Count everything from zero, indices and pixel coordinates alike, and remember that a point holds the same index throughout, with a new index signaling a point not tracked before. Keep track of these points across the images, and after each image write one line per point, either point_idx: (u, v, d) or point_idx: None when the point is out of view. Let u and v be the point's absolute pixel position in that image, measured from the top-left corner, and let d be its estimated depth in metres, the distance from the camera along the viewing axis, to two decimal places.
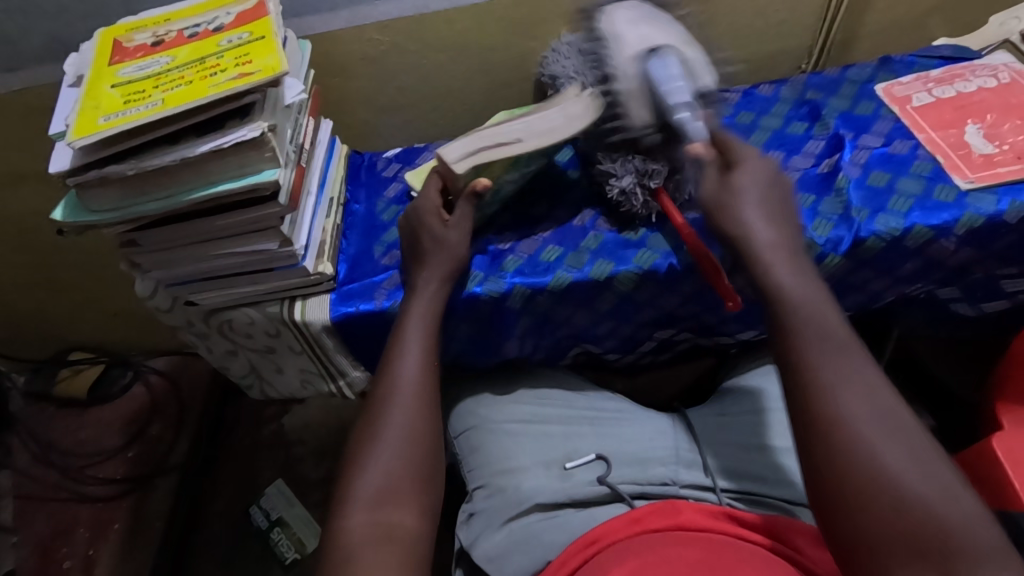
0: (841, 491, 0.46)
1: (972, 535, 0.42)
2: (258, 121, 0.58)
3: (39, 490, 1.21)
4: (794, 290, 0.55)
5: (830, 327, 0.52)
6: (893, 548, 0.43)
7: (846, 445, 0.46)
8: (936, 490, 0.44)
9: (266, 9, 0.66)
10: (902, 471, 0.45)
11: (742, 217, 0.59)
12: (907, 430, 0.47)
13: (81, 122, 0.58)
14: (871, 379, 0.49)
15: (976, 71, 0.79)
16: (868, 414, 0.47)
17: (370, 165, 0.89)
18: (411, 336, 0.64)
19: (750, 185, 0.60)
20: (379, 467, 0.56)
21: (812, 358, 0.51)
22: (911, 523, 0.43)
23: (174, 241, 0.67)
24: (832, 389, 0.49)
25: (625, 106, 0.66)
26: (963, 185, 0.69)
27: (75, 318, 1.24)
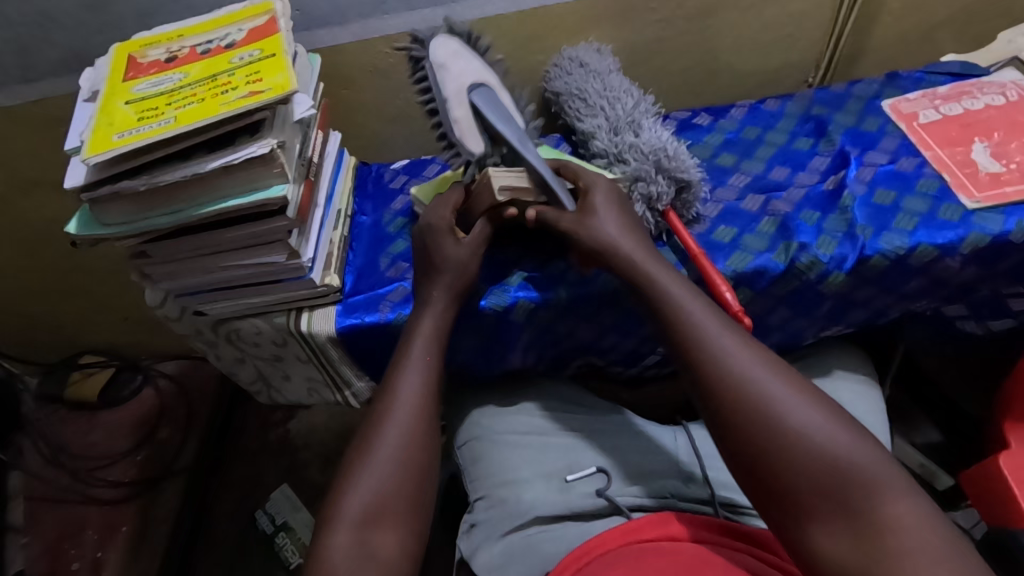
0: (754, 457, 0.51)
1: (854, 450, 0.48)
2: (268, 138, 0.59)
3: (48, 492, 1.22)
4: (673, 282, 0.61)
5: (698, 308, 0.59)
6: (807, 486, 0.48)
7: (737, 411, 0.52)
8: (834, 433, 0.49)
9: (276, 26, 0.68)
10: (801, 424, 0.50)
11: (601, 231, 0.65)
12: (783, 378, 0.53)
13: (95, 138, 0.59)
14: (741, 344, 0.56)
15: (983, 88, 0.79)
16: (750, 374, 0.54)
17: (377, 177, 0.90)
18: (414, 352, 0.64)
19: (605, 206, 0.66)
20: (369, 486, 0.57)
21: (700, 342, 0.57)
22: (809, 457, 0.49)
23: (185, 253, 0.68)
24: (715, 364, 0.55)
25: (461, 137, 0.69)
26: (969, 205, 0.69)
27: (86, 322, 1.26)
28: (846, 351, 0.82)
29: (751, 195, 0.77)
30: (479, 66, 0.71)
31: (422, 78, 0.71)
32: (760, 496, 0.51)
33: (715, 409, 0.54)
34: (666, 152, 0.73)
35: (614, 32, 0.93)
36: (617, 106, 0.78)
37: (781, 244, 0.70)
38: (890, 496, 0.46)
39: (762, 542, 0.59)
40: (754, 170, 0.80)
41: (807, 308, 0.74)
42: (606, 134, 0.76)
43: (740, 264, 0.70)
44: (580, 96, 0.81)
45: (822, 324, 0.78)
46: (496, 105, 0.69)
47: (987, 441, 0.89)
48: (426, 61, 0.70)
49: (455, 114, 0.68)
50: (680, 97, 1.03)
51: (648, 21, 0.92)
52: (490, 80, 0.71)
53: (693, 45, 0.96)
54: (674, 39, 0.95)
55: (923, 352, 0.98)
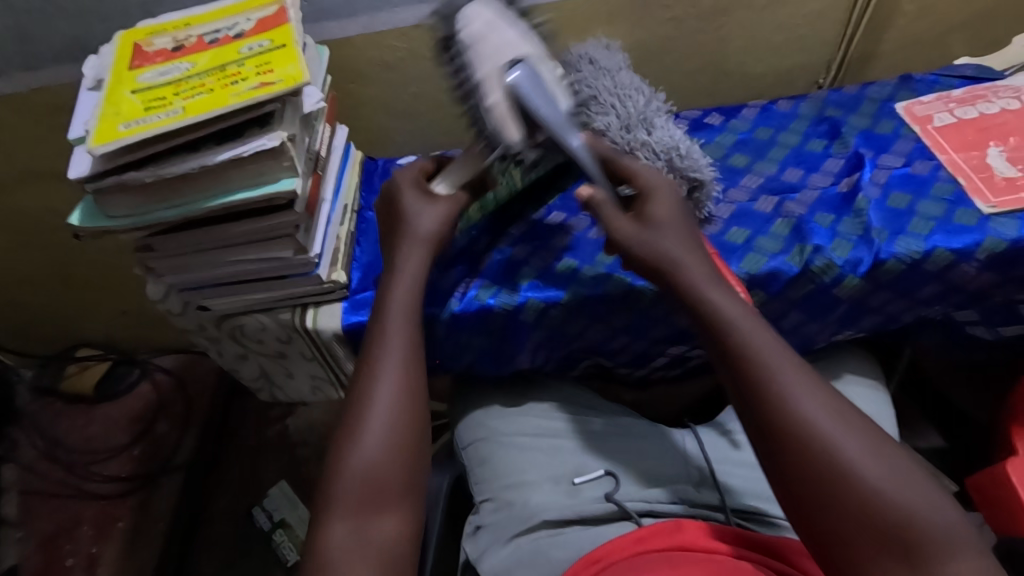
0: (819, 506, 0.47)
1: (927, 515, 0.45)
2: (278, 130, 0.58)
3: (43, 486, 1.21)
4: (731, 309, 0.56)
5: (762, 337, 0.54)
6: (867, 542, 0.45)
7: (803, 455, 0.48)
8: (905, 484, 0.46)
9: (287, 16, 0.66)
10: (873, 472, 0.47)
11: (664, 244, 0.60)
12: (857, 425, 0.49)
13: (101, 128, 0.57)
14: (811, 382, 0.51)
15: (999, 92, 0.79)
16: (819, 417, 0.49)
17: (384, 172, 0.89)
18: (394, 329, 0.60)
19: (667, 216, 0.61)
20: (360, 466, 0.54)
21: (765, 374, 0.52)
22: (876, 514, 0.45)
23: (191, 247, 0.67)
24: (782, 400, 0.50)
25: (497, 125, 0.57)
26: (985, 209, 0.68)
27: (85, 315, 1.25)
28: (854, 356, 0.81)
29: (764, 196, 0.76)
30: (518, 37, 0.58)
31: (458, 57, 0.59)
32: (815, 541, 0.48)
33: (775, 449, 0.50)
34: (679, 150, 0.72)
35: (626, 29, 0.91)
36: (628, 103, 0.75)
37: (795, 246, 0.70)
38: (960, 553, 0.44)
39: (776, 548, 0.58)
40: (767, 171, 0.79)
41: (821, 312, 0.73)
42: (618, 131, 0.73)
43: (754, 266, 0.69)
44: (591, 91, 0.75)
45: (834, 328, 0.77)
46: (546, 86, 0.58)
47: (994, 447, 0.89)
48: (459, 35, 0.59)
49: (494, 96, 0.57)
50: (690, 97, 1.02)
51: (660, 19, 0.91)
52: (536, 50, 0.60)
53: (706, 44, 0.95)
54: (686, 38, 0.94)
55: (929, 358, 0.98)
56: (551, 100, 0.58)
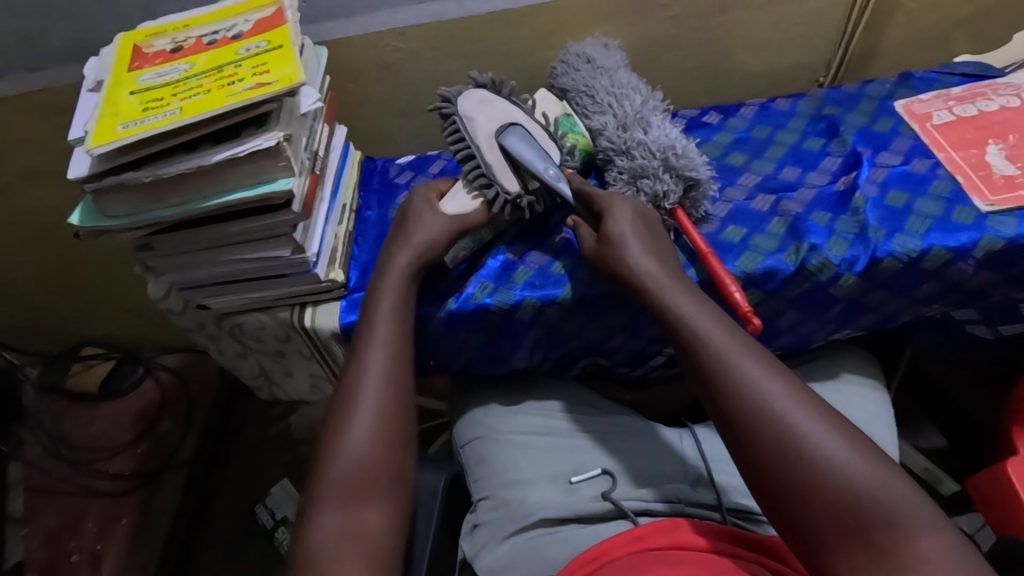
0: (782, 493, 0.48)
1: (884, 494, 0.46)
2: (274, 130, 0.59)
3: (48, 483, 1.22)
4: (691, 306, 0.59)
5: (720, 331, 0.56)
6: (827, 524, 0.46)
7: (761, 443, 0.50)
8: (861, 465, 0.47)
9: (284, 17, 0.67)
10: (829, 454, 0.48)
11: (629, 250, 0.63)
12: (815, 410, 0.51)
13: (100, 128, 0.58)
14: (770, 371, 0.53)
15: (999, 90, 0.78)
16: (777, 404, 0.51)
17: (383, 172, 0.89)
18: (380, 327, 0.63)
19: (628, 228, 0.65)
20: (347, 460, 0.56)
21: (723, 367, 0.54)
22: (834, 496, 0.46)
23: (189, 246, 0.67)
24: (740, 391, 0.52)
25: (497, 178, 0.70)
26: (983, 208, 0.68)
27: (89, 314, 1.26)
28: (854, 355, 0.81)
29: (761, 195, 0.76)
30: (505, 109, 0.73)
31: (451, 129, 0.71)
32: (784, 528, 0.49)
33: (737, 440, 0.52)
34: (675, 150, 0.72)
35: (624, 28, 0.92)
36: (625, 103, 0.76)
37: (792, 245, 0.70)
38: (918, 531, 0.44)
39: (770, 548, 0.58)
40: (764, 170, 0.79)
41: (817, 311, 0.73)
42: (615, 130, 0.75)
43: (750, 265, 0.69)
44: (588, 92, 0.78)
45: (832, 327, 0.77)
46: (530, 143, 0.70)
47: (995, 447, 0.88)
48: (453, 114, 0.71)
49: (490, 159, 0.70)
50: (689, 96, 1.02)
51: (658, 18, 0.91)
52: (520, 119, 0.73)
53: (704, 43, 0.95)
54: (684, 37, 0.94)
55: (931, 357, 0.97)
56: (537, 154, 0.70)
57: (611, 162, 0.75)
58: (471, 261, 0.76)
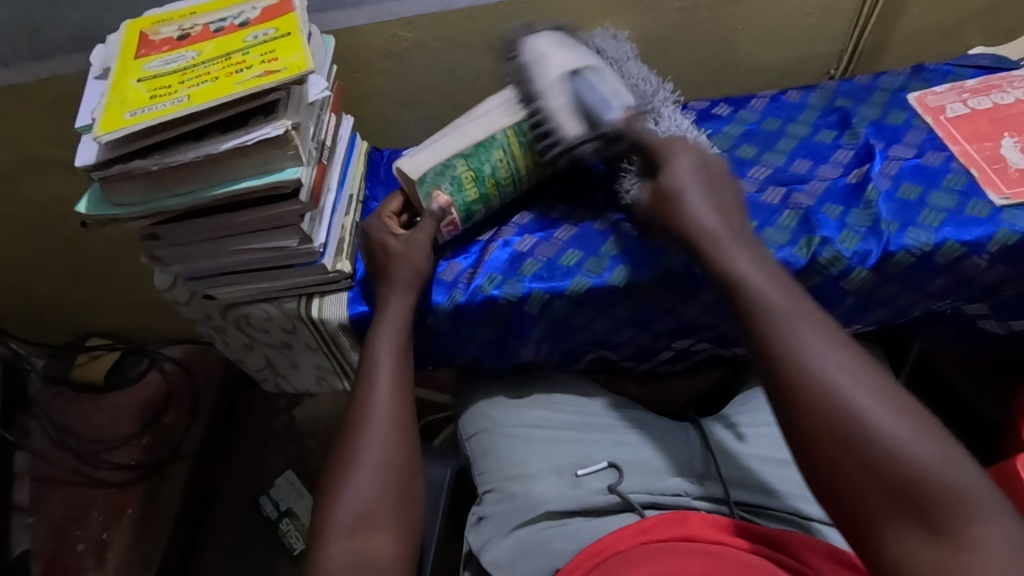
0: (826, 462, 0.45)
1: (947, 475, 0.42)
2: (283, 118, 0.58)
3: (54, 473, 1.23)
4: (745, 262, 0.56)
5: (776, 292, 0.53)
6: (874, 496, 0.43)
7: (814, 411, 0.46)
8: (923, 443, 0.43)
9: (292, 5, 0.66)
10: (886, 426, 0.44)
11: (698, 208, 0.61)
12: (875, 379, 0.47)
13: (107, 116, 0.58)
14: (829, 338, 0.49)
15: (1014, 82, 0.77)
16: (834, 371, 0.47)
17: (389, 163, 0.89)
18: (380, 360, 0.64)
19: (687, 174, 0.63)
20: (353, 491, 0.56)
21: (778, 330, 0.50)
22: (888, 473, 0.43)
23: (196, 236, 0.67)
24: (797, 354, 0.49)
25: (558, 121, 0.68)
26: (998, 202, 0.67)
27: (94, 304, 1.26)
28: (863, 349, 0.81)
29: (772, 187, 0.75)
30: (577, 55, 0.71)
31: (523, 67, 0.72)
32: (827, 498, 0.45)
33: (786, 405, 0.48)
34: (686, 141, 0.72)
35: (634, 18, 0.91)
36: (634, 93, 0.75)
37: (803, 238, 0.69)
38: (981, 517, 0.40)
39: (782, 543, 0.57)
40: (775, 162, 0.79)
41: (827, 305, 0.72)
42: None
43: None
44: None
45: (841, 321, 0.76)
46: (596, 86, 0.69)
47: (1005, 443, 0.87)
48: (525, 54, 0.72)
49: (555, 103, 0.68)
50: (698, 88, 1.01)
51: (669, 8, 0.90)
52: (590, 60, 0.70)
53: (714, 34, 0.94)
54: (694, 28, 0.93)
55: (940, 352, 0.96)
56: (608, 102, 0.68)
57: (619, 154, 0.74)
58: (477, 253, 0.75)
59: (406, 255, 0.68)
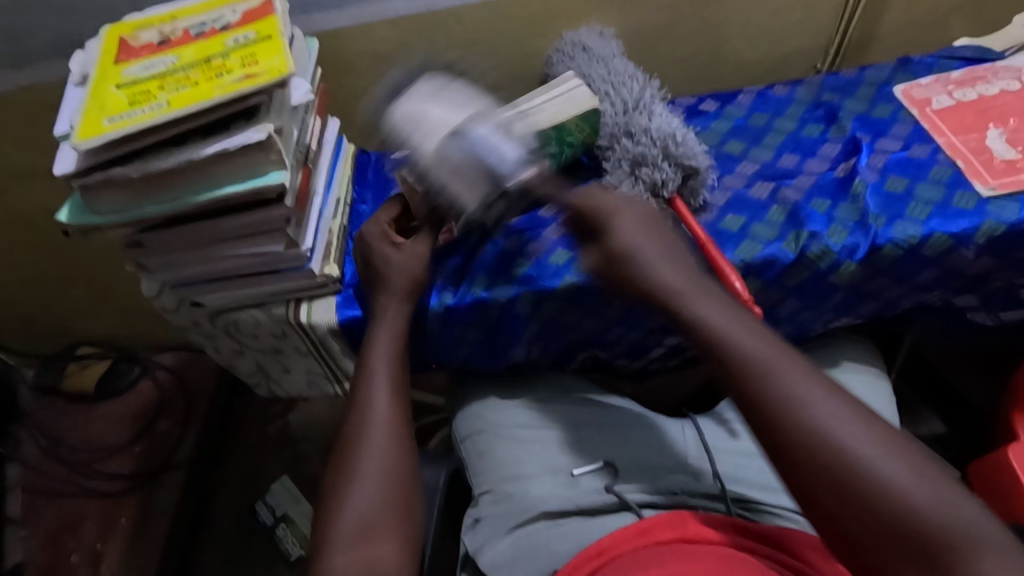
0: (829, 509, 0.44)
1: (946, 517, 0.41)
2: (264, 123, 0.58)
3: (46, 484, 1.21)
4: (720, 315, 0.54)
5: (756, 342, 0.51)
6: (874, 539, 0.43)
7: (810, 461, 0.45)
8: (914, 484, 0.43)
9: (272, 7, 0.65)
10: (884, 476, 0.43)
11: (652, 264, 0.59)
12: (862, 423, 0.46)
13: (85, 123, 0.57)
14: (813, 381, 0.48)
15: (998, 73, 0.77)
16: (826, 417, 0.46)
17: (377, 166, 0.89)
18: (378, 369, 0.63)
19: (639, 234, 0.61)
20: (354, 504, 0.55)
21: (761, 381, 0.49)
22: (893, 520, 0.42)
23: (181, 243, 0.66)
24: (787, 404, 0.47)
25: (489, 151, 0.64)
26: (984, 192, 0.67)
27: (83, 312, 1.24)
28: (853, 343, 0.81)
29: (759, 182, 0.75)
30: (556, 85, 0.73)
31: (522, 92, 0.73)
32: (834, 541, 0.45)
33: (782, 460, 0.47)
34: (675, 138, 0.71)
35: (620, 15, 0.90)
36: (622, 91, 0.75)
37: (791, 233, 0.69)
38: (981, 555, 0.40)
39: (777, 540, 0.57)
40: (763, 158, 0.79)
41: (817, 299, 0.72)
42: (615, 116, 0.74)
43: (750, 254, 0.68)
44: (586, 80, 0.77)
45: (832, 315, 0.76)
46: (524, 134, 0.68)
47: (996, 434, 0.87)
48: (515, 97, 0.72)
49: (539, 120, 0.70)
50: (685, 85, 1.01)
51: (654, 4, 0.90)
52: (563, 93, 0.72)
53: (701, 30, 0.94)
54: (680, 24, 0.93)
55: (931, 344, 0.97)
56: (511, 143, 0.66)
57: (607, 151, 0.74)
58: (468, 253, 0.75)
59: (397, 259, 0.68)
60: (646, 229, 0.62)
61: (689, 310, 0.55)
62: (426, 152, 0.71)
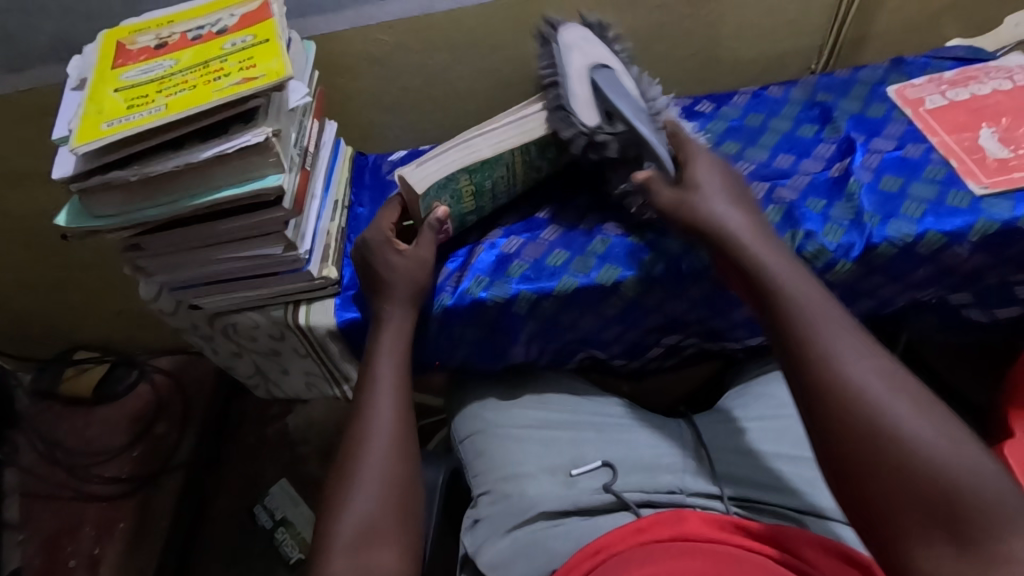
0: (867, 466, 0.46)
1: (980, 489, 0.43)
2: (262, 126, 0.58)
3: (44, 489, 1.21)
4: (788, 274, 0.56)
5: (820, 306, 0.54)
6: (908, 498, 0.44)
7: (853, 417, 0.48)
8: (953, 455, 0.45)
9: (270, 11, 0.66)
10: (922, 444, 0.45)
11: (714, 208, 0.61)
12: (909, 393, 0.48)
13: (84, 127, 0.57)
14: (864, 350, 0.51)
15: (990, 73, 0.78)
16: (873, 381, 0.49)
17: (374, 168, 0.89)
18: (381, 373, 0.64)
19: (710, 182, 0.63)
20: (353, 509, 0.56)
21: (814, 339, 0.52)
22: (927, 484, 0.44)
23: (180, 246, 0.67)
24: (837, 366, 0.50)
25: (580, 108, 0.70)
26: (977, 191, 0.68)
27: (80, 316, 1.24)
28: None
29: (756, 182, 0.76)
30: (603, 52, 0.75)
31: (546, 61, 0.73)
32: (863, 503, 0.46)
33: (824, 414, 0.49)
34: None
35: (616, 16, 0.91)
36: (621, 89, 0.74)
37: (787, 232, 0.69)
38: (1010, 529, 0.42)
39: (775, 537, 0.56)
40: (759, 158, 0.79)
41: None
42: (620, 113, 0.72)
43: None
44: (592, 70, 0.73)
45: None
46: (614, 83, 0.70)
47: (992, 430, 0.88)
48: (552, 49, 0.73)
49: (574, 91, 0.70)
50: (681, 86, 1.02)
51: (650, 5, 0.90)
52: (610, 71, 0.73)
53: (696, 31, 0.94)
54: (675, 25, 0.93)
55: (927, 341, 0.97)
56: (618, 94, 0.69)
57: None
58: (465, 256, 0.75)
59: (393, 260, 0.68)
60: (721, 194, 0.62)
61: (753, 269, 0.58)
62: (428, 153, 0.70)
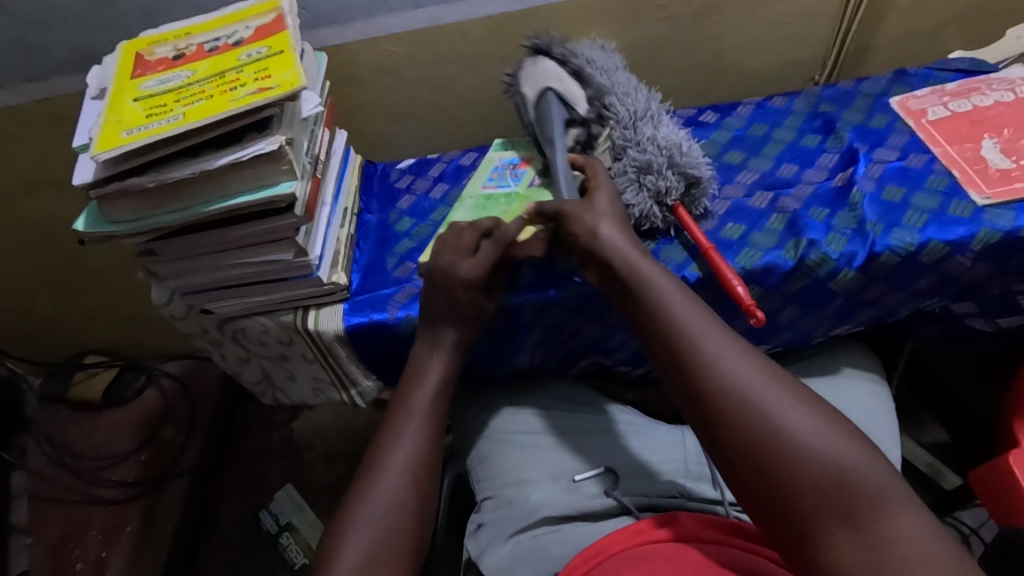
0: (762, 470, 0.47)
1: (864, 473, 0.45)
2: (276, 134, 0.59)
3: (52, 492, 1.22)
4: (670, 288, 0.58)
5: (695, 317, 0.55)
6: (803, 497, 0.45)
7: (740, 423, 0.49)
8: (834, 446, 0.47)
9: (285, 23, 0.68)
10: (804, 440, 0.47)
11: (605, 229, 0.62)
12: (785, 392, 0.50)
13: (104, 135, 0.59)
14: (739, 353, 0.52)
15: (992, 85, 0.79)
16: (753, 383, 0.50)
17: (383, 176, 0.91)
18: (406, 381, 0.66)
19: (607, 207, 0.65)
20: (366, 509, 0.57)
21: (697, 350, 0.53)
22: (818, 478, 0.45)
23: (193, 251, 0.68)
24: (719, 374, 0.51)
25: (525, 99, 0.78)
26: (979, 201, 0.68)
27: (90, 320, 1.26)
28: (851, 350, 0.82)
29: (759, 192, 0.77)
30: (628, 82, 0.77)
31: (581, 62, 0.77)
32: (765, 507, 0.47)
33: (717, 425, 0.50)
34: (680, 149, 0.73)
35: (621, 28, 0.92)
36: (630, 101, 0.75)
37: (791, 241, 0.70)
38: (895, 510, 0.44)
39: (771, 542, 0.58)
40: (762, 167, 0.80)
41: (816, 305, 0.73)
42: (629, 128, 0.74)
43: (750, 261, 0.69)
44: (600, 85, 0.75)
45: (831, 322, 0.77)
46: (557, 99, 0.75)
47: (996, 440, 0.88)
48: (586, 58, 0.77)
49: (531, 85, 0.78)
50: (685, 97, 1.03)
51: (655, 17, 0.92)
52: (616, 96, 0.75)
53: (700, 43, 0.96)
54: (679, 37, 0.95)
55: (930, 351, 0.98)
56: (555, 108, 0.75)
57: (622, 151, 0.74)
58: None
59: None
60: (611, 214, 0.64)
61: (643, 287, 0.58)
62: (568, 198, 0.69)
